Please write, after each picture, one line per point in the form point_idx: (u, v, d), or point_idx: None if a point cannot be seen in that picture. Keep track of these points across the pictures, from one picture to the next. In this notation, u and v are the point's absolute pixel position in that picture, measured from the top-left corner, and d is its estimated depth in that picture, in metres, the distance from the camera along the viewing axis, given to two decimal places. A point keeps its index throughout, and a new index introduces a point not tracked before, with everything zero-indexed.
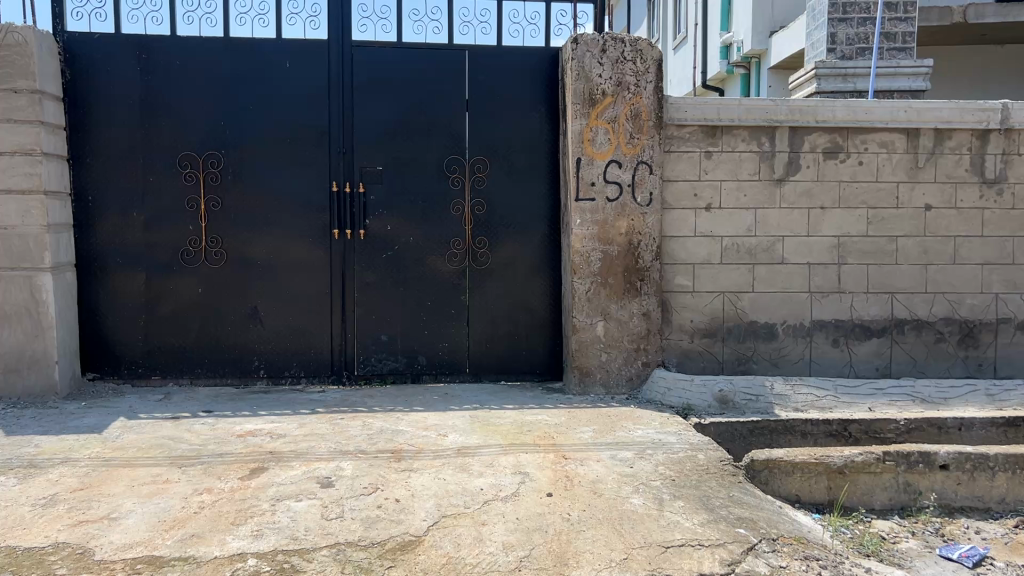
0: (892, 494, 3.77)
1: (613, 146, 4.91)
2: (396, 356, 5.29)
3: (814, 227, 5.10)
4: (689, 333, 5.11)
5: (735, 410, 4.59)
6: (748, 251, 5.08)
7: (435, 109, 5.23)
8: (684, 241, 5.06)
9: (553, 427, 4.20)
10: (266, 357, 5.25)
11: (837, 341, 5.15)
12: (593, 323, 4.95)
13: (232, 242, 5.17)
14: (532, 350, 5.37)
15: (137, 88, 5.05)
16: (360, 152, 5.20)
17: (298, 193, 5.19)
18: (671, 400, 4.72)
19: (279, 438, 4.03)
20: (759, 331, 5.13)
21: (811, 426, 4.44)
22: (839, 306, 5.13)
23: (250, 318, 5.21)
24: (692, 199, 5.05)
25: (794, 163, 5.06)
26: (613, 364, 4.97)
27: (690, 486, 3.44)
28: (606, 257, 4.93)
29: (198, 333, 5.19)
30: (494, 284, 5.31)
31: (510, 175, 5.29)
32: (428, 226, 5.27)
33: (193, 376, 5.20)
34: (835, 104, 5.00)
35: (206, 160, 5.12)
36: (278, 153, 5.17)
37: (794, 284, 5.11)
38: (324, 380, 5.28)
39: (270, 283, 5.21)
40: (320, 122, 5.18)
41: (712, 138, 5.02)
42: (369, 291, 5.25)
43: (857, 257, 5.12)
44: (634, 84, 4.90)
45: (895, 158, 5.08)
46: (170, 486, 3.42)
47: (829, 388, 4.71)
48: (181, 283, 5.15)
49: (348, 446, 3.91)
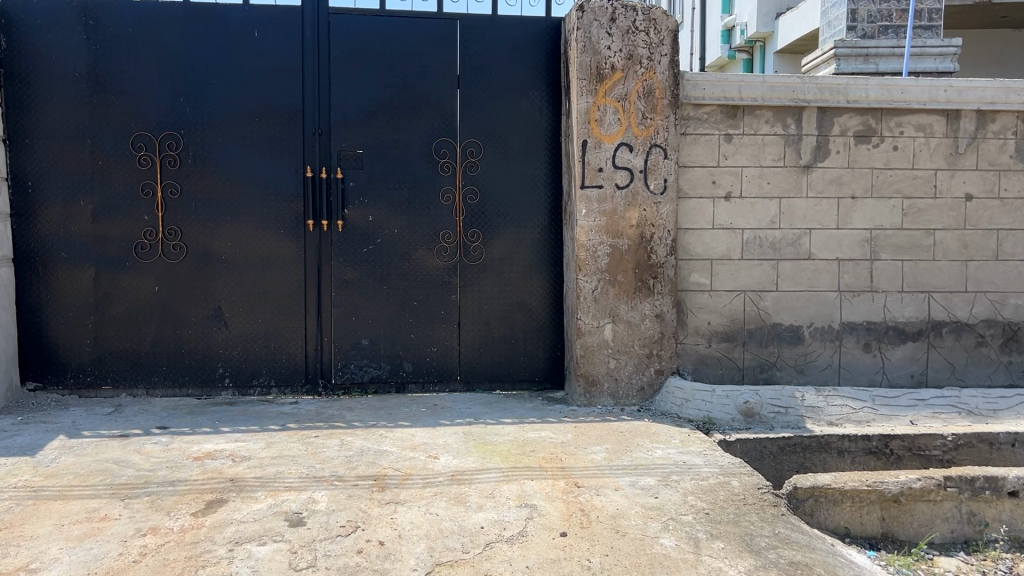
0: (954, 526, 3.27)
1: (623, 127, 4.38)
2: (379, 363, 4.73)
3: (844, 219, 4.59)
4: (706, 337, 4.58)
5: (762, 425, 4.07)
6: (772, 246, 4.57)
7: (421, 86, 4.68)
8: (701, 234, 4.54)
9: (560, 446, 3.66)
10: (231, 364, 4.66)
11: (869, 345, 4.64)
12: (600, 326, 4.41)
13: (193, 234, 4.59)
14: (530, 357, 4.81)
15: (84, 59, 4.45)
16: (337, 134, 4.64)
17: (267, 179, 4.62)
18: (689, 413, 4.20)
19: (242, 462, 3.47)
20: (784, 335, 4.60)
21: (848, 442, 3.95)
22: (871, 306, 4.63)
23: (213, 321, 4.63)
24: (710, 186, 4.53)
25: (822, 147, 4.55)
26: (622, 372, 4.44)
27: (728, 522, 2.92)
28: (615, 252, 4.40)
29: (155, 337, 4.61)
30: (488, 281, 4.76)
31: (506, 161, 4.75)
32: (414, 217, 4.71)
33: (149, 386, 4.62)
34: (868, 82, 4.50)
35: (162, 141, 4.54)
36: (245, 134, 4.59)
37: (821, 282, 4.60)
38: (297, 389, 4.71)
39: (235, 281, 4.63)
40: (292, 99, 4.61)
41: (732, 119, 4.51)
42: (349, 289, 4.69)
43: (891, 253, 4.61)
44: (647, 58, 4.37)
45: (933, 142, 4.59)
46: (106, 526, 2.84)
47: (865, 398, 4.21)
48: (135, 281, 4.57)
49: (322, 472, 3.34)
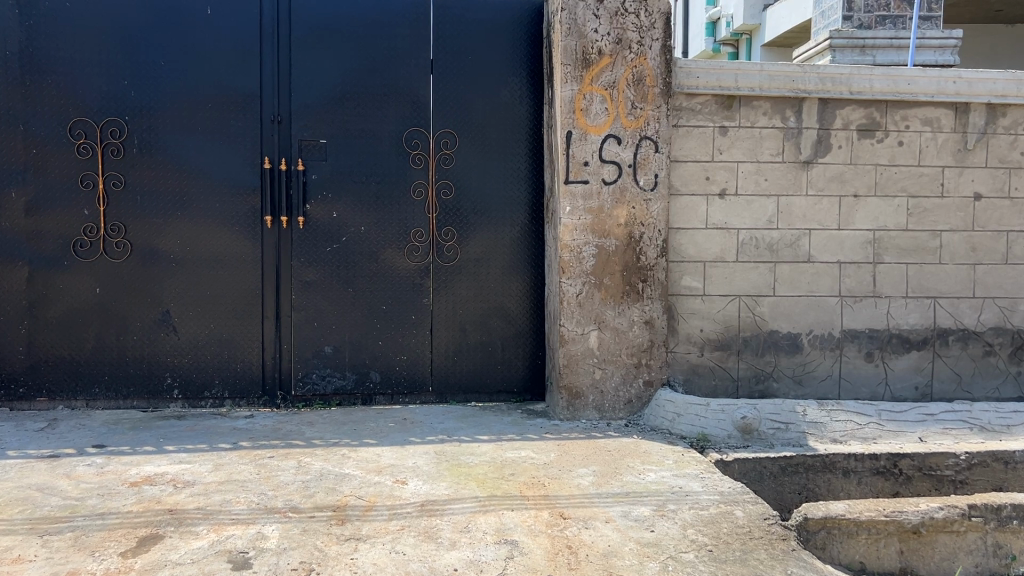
0: (979, 560, 2.96)
1: (611, 117, 4.03)
2: (343, 373, 4.34)
3: (846, 219, 4.28)
4: (699, 345, 4.24)
5: (761, 443, 3.74)
6: (769, 247, 4.24)
7: (392, 70, 4.30)
8: (694, 234, 4.20)
9: (542, 469, 3.30)
10: (181, 374, 4.25)
11: (871, 354, 4.33)
12: (585, 333, 4.06)
13: (139, 230, 4.17)
14: (508, 365, 4.45)
15: (16, 36, 4.03)
16: (299, 122, 4.24)
17: (221, 171, 4.21)
18: (681, 429, 3.85)
19: (184, 489, 3.06)
20: (781, 344, 4.28)
21: (854, 462, 3.63)
22: (873, 312, 4.32)
23: (161, 326, 4.22)
24: (703, 183, 4.19)
25: (824, 142, 4.24)
26: (608, 383, 4.08)
27: (735, 561, 2.57)
28: (601, 254, 4.05)
29: (96, 344, 4.19)
30: (463, 284, 4.40)
31: (483, 153, 4.38)
32: (383, 214, 4.33)
33: (89, 397, 4.19)
34: (873, 72, 4.20)
35: (104, 128, 4.12)
36: (197, 121, 4.18)
37: (821, 287, 4.28)
38: (253, 401, 4.30)
39: (185, 282, 4.22)
40: (249, 83, 4.20)
41: (728, 110, 4.18)
42: (310, 292, 4.30)
43: (894, 255, 4.31)
44: (637, 42, 4.02)
45: (940, 138, 4.29)
46: (16, 570, 2.43)
47: (871, 412, 3.89)
48: (74, 282, 4.15)
49: (274, 502, 2.95)
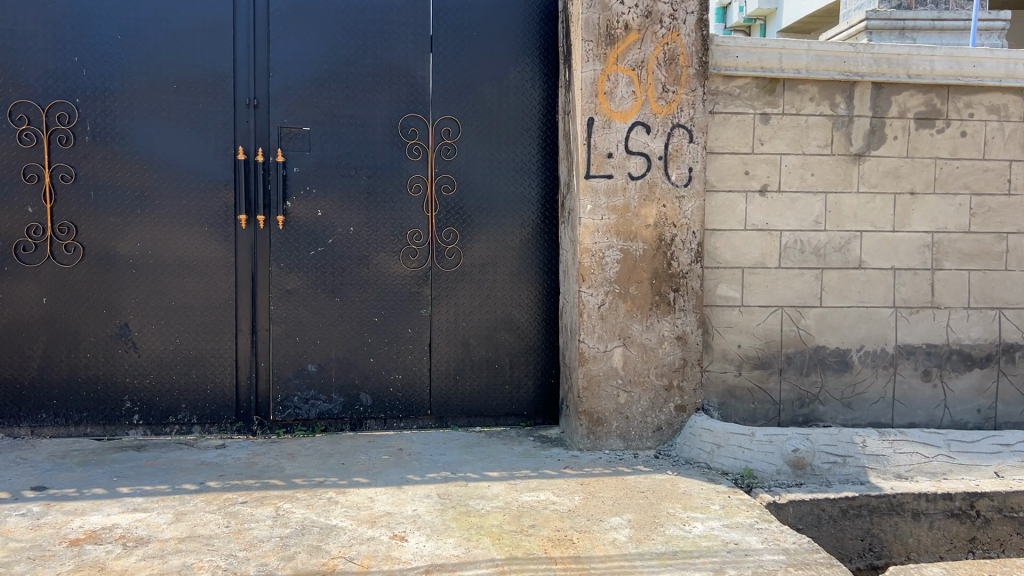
0: None
1: (638, 102, 3.50)
2: (330, 395, 3.80)
3: (902, 220, 3.77)
4: (736, 364, 3.72)
5: (815, 480, 3.22)
6: (816, 251, 3.73)
7: (386, 48, 3.75)
8: (731, 236, 3.68)
9: (567, 518, 2.76)
10: (141, 396, 3.69)
11: (928, 373, 3.83)
12: (609, 351, 3.53)
13: (92, 231, 3.61)
14: (517, 385, 3.92)
15: None
16: (278, 105, 3.69)
17: (188, 162, 3.65)
18: (723, 463, 3.33)
19: (135, 549, 2.50)
20: (829, 361, 3.77)
21: (925, 503, 3.13)
22: (932, 326, 3.81)
23: (118, 341, 3.66)
24: (742, 178, 3.66)
25: (877, 132, 3.72)
26: (634, 408, 3.56)
27: None
28: (626, 259, 3.52)
29: (42, 362, 3.62)
30: (467, 292, 3.85)
31: (489, 143, 3.84)
32: (375, 211, 3.78)
33: (34, 424, 3.62)
34: (934, 52, 3.68)
35: (50, 113, 3.55)
36: (159, 104, 3.62)
37: (873, 296, 3.77)
38: (226, 428, 3.75)
39: (146, 291, 3.66)
40: (221, 61, 3.65)
41: (771, 95, 3.66)
42: (292, 301, 3.74)
43: (955, 261, 3.80)
44: (669, 16, 3.49)
45: (1008, 128, 3.78)
46: None
47: (939, 443, 3.38)
48: (15, 290, 3.58)
49: (245, 568, 2.40)
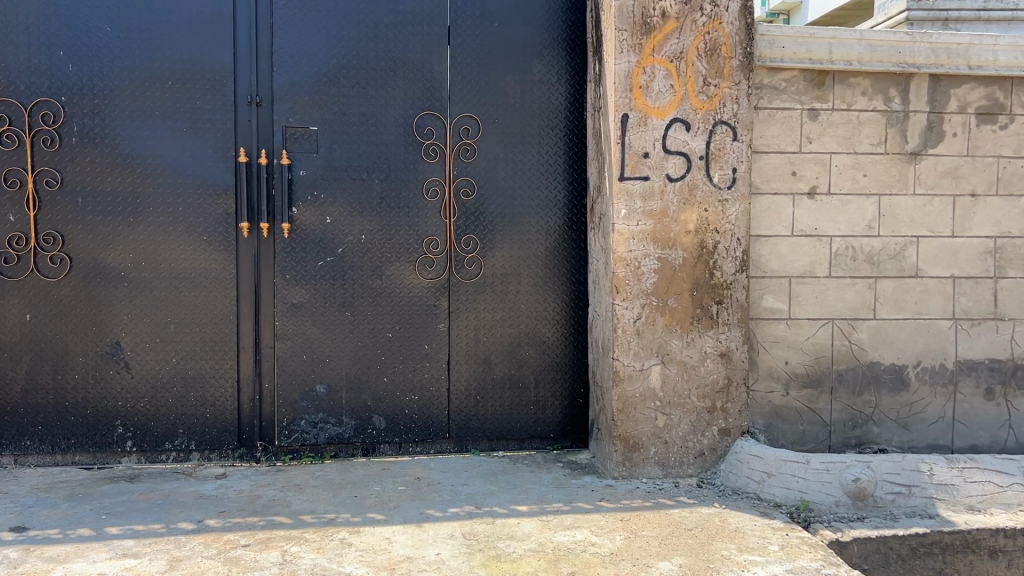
0: None
1: (677, 97, 3.19)
2: (340, 418, 3.49)
3: (963, 224, 3.45)
4: (783, 382, 3.41)
5: (878, 513, 2.91)
6: (869, 259, 3.42)
7: (399, 40, 3.45)
8: (778, 243, 3.37)
9: (611, 563, 2.45)
10: (135, 421, 3.39)
11: (991, 391, 3.51)
12: (646, 370, 3.22)
13: (80, 242, 3.31)
14: (542, 406, 3.61)
15: None
16: (283, 103, 3.39)
17: (185, 165, 3.35)
18: (775, 494, 3.01)
19: None
20: (884, 379, 3.46)
21: (1004, 540, 2.81)
22: (995, 339, 3.49)
23: (108, 361, 3.35)
24: (789, 179, 3.36)
25: (935, 129, 3.42)
26: (674, 433, 3.25)
27: None
28: (664, 269, 3.21)
29: (26, 385, 3.32)
30: (488, 305, 3.54)
31: (510, 143, 3.53)
32: (389, 218, 3.48)
33: (18, 452, 3.32)
34: (998, 41, 3.37)
35: (34, 112, 3.25)
36: (153, 103, 3.32)
37: (932, 307, 3.46)
38: (227, 454, 3.45)
39: (139, 306, 3.36)
40: (219, 55, 3.35)
41: (820, 89, 3.36)
42: (299, 316, 3.44)
43: (1020, 268, 3.49)
44: (709, 2, 3.18)
45: None
46: None
47: (1014, 471, 3.06)
48: None
49: None
